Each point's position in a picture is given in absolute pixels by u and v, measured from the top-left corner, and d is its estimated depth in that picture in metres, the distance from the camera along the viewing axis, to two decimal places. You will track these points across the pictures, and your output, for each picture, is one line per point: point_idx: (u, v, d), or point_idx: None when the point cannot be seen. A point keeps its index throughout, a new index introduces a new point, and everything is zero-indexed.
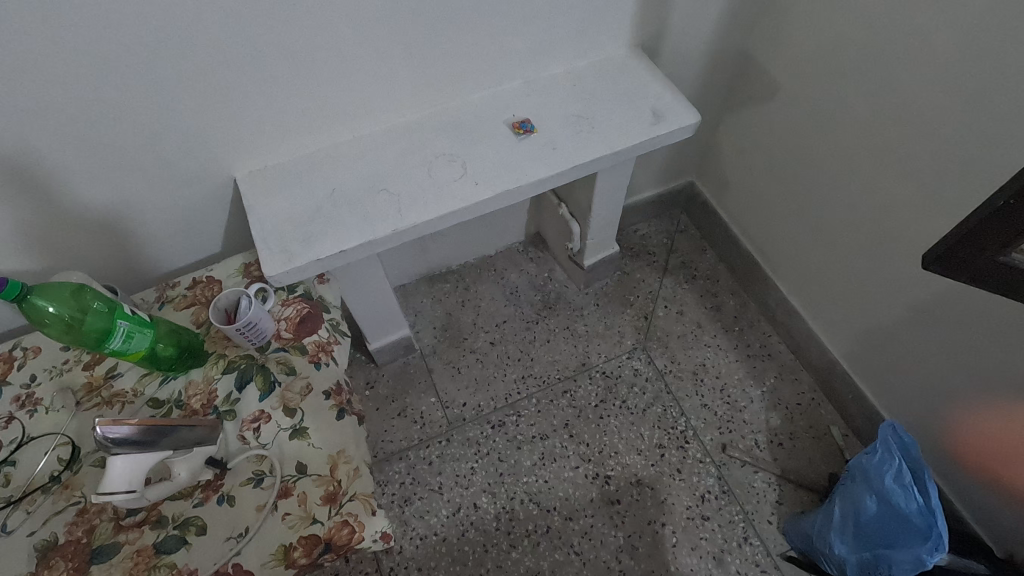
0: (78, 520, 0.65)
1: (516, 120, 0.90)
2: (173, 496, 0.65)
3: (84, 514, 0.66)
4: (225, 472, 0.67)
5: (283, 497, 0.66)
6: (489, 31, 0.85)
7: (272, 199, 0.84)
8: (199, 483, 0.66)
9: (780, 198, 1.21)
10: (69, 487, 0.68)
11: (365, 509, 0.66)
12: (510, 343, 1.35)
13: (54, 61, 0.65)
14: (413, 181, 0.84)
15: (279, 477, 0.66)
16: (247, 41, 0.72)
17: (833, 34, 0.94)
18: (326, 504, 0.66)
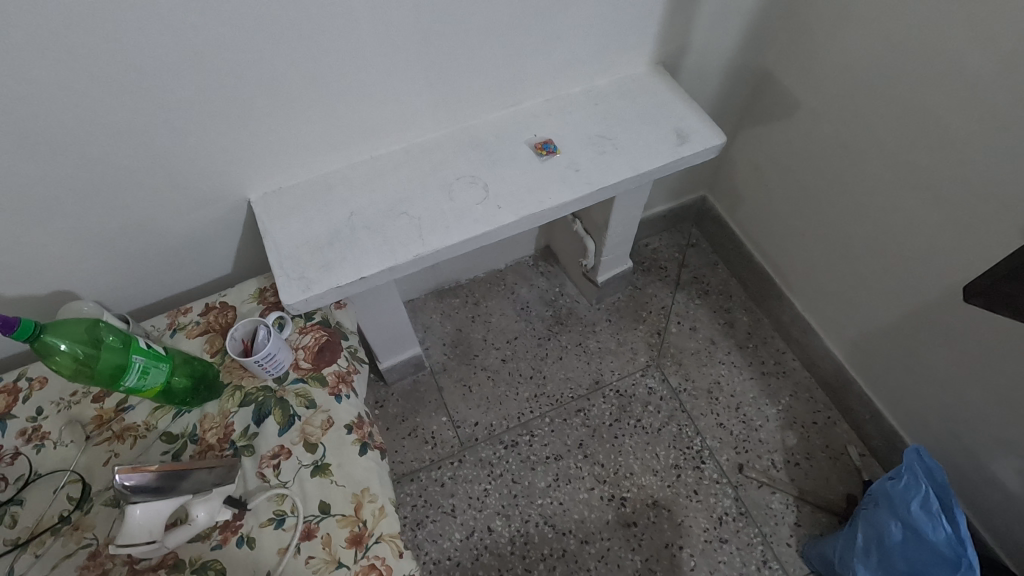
0: (89, 565, 0.62)
1: (537, 140, 0.88)
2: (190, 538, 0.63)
3: (95, 557, 0.63)
4: (245, 512, 0.65)
5: (306, 539, 0.63)
6: (511, 50, 0.83)
7: (288, 222, 0.81)
8: (217, 523, 0.63)
9: (796, 215, 1.19)
10: (79, 528, 0.65)
11: (392, 552, 0.64)
12: (522, 360, 1.33)
13: (58, 82, 0.61)
14: (433, 203, 0.82)
15: (302, 518, 0.64)
16: (263, 61, 0.69)
17: (856, 54, 0.93)
18: (351, 546, 0.63)
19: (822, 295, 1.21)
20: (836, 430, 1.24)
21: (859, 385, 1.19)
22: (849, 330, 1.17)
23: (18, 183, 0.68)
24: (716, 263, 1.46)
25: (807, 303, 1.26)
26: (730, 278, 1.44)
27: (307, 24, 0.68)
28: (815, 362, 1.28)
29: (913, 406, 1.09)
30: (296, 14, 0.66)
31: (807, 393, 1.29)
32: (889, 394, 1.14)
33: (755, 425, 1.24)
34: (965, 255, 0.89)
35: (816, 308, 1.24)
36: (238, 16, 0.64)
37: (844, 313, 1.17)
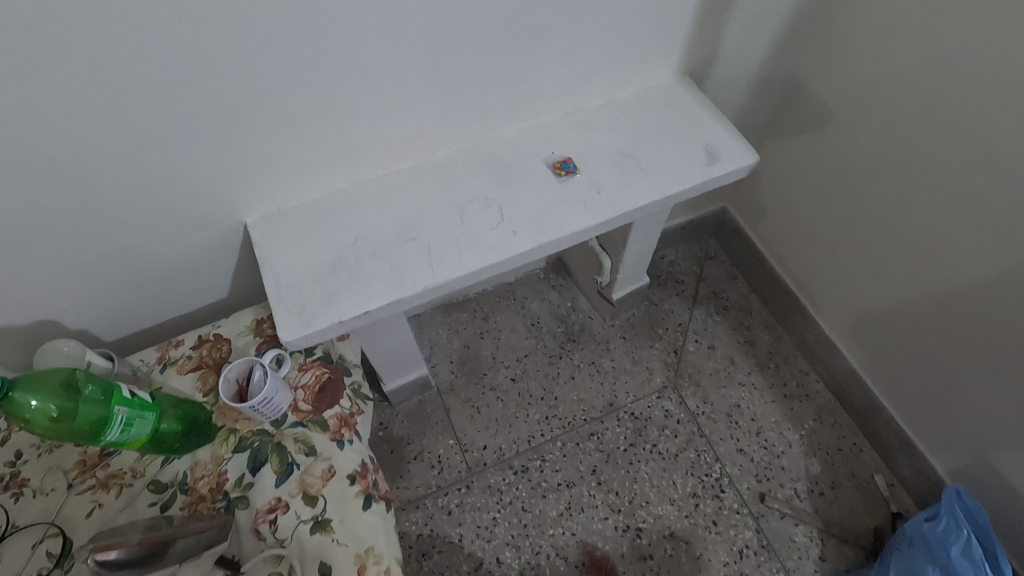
0: None
1: (556, 158, 0.82)
2: None
3: None
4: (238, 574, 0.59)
5: None
6: (530, 62, 0.76)
7: (288, 247, 0.75)
8: None
9: (826, 232, 1.12)
10: None
11: None
12: (533, 380, 1.27)
13: (30, 104, 0.55)
14: (443, 228, 0.75)
15: None
16: (256, 76, 0.63)
17: (898, 66, 0.86)
18: None
19: (851, 316, 1.15)
20: (863, 458, 1.18)
21: (889, 412, 1.13)
22: (879, 354, 1.11)
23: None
24: (735, 278, 1.40)
25: (833, 324, 1.20)
26: (751, 294, 1.37)
27: (303, 36, 0.61)
28: (841, 385, 1.22)
29: (948, 438, 1.03)
30: (290, 25, 0.60)
31: (832, 417, 1.23)
32: (922, 423, 1.08)
33: (777, 452, 1.19)
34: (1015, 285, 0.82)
35: (844, 329, 1.17)
36: (228, 28, 0.57)
37: (874, 337, 1.11)
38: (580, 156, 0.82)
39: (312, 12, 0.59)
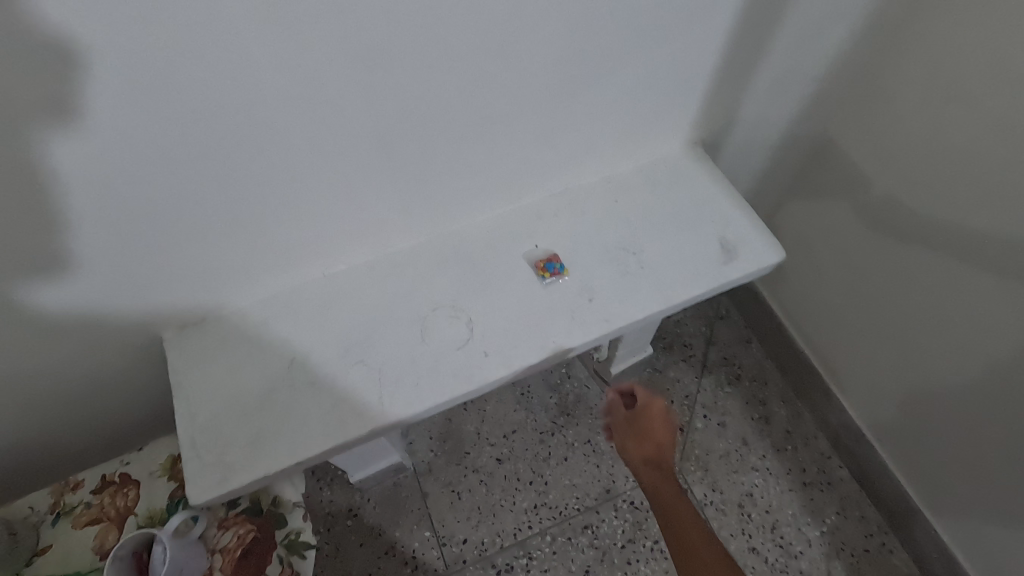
0: None
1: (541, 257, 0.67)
2: None
3: None
4: None
5: None
6: (507, 144, 0.62)
7: (209, 371, 0.61)
8: None
9: (855, 309, 0.98)
10: None
11: None
12: (520, 461, 1.14)
13: None
14: (399, 347, 0.62)
15: None
16: (150, 188, 0.49)
17: (951, 144, 0.71)
18: None
19: (882, 404, 1.00)
20: (892, 560, 1.04)
21: (924, 515, 0.99)
22: (915, 452, 0.97)
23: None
24: (749, 341, 1.25)
25: (861, 408, 1.05)
26: (766, 361, 1.23)
27: (206, 139, 0.48)
28: (868, 475, 1.08)
29: (994, 558, 0.89)
30: (186, 128, 0.46)
31: (857, 510, 1.09)
32: (963, 534, 0.93)
33: (795, 552, 1.05)
34: None
35: (873, 416, 1.03)
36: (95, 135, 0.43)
37: (909, 432, 0.97)
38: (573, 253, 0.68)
39: (213, 113, 0.46)
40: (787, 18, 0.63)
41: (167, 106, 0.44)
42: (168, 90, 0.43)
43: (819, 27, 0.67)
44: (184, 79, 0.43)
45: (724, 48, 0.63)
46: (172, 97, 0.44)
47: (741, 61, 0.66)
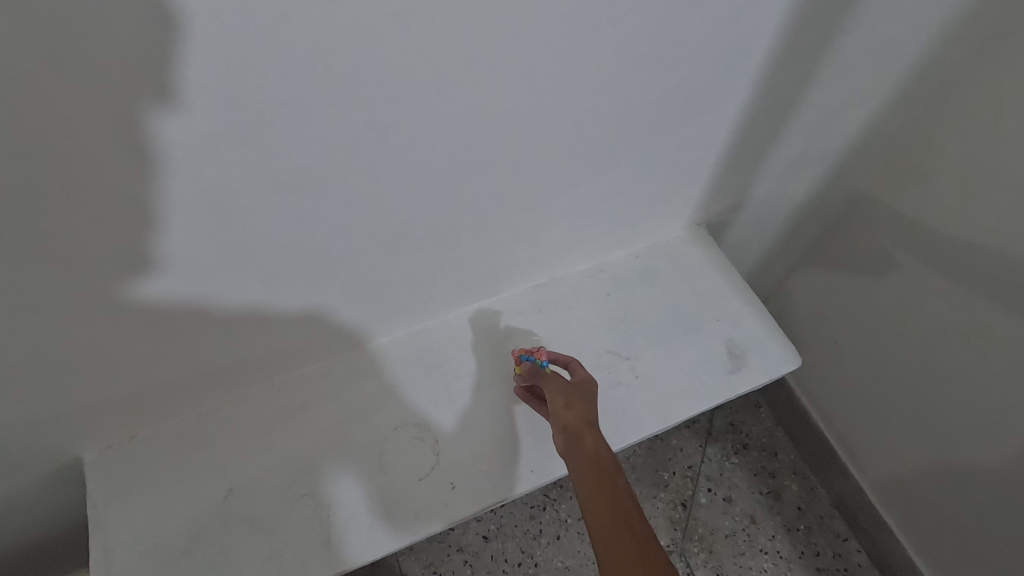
0: None
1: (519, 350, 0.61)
2: None
3: None
4: None
5: None
6: (483, 241, 0.55)
7: (139, 500, 0.54)
8: None
9: (875, 389, 0.89)
10: None
11: None
12: (509, 540, 1.05)
13: None
14: (359, 478, 0.56)
15: None
16: (47, 312, 0.41)
17: (1002, 231, 0.62)
18: None
19: (905, 493, 0.91)
20: None
21: None
22: (943, 549, 0.87)
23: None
24: (757, 406, 1.16)
25: (881, 492, 0.96)
26: (776, 428, 1.14)
27: (113, 258, 0.40)
28: (887, 564, 0.98)
29: None
30: (89, 247, 0.38)
31: None
32: None
33: None
34: None
35: (893, 503, 0.94)
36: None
37: (934, 526, 0.88)
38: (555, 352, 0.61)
39: (123, 232, 0.39)
40: (806, 98, 0.56)
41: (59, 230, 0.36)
42: (62, 213, 0.36)
43: (843, 102, 0.59)
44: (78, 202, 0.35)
45: (734, 131, 0.56)
46: (67, 220, 0.36)
47: (752, 143, 0.59)
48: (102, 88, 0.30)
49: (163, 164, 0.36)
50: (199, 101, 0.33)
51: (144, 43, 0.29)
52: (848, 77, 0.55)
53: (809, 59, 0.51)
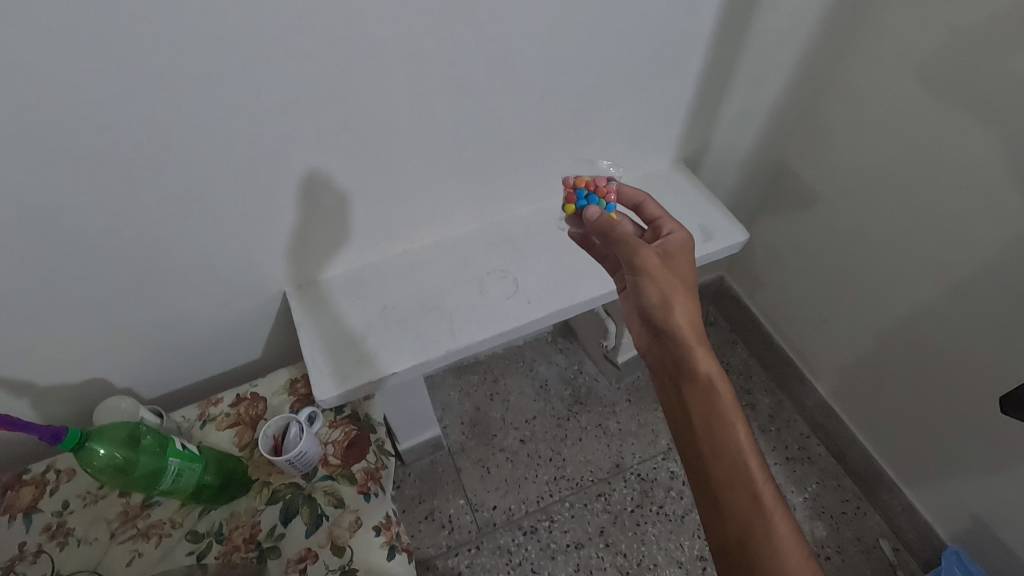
0: (143, 537, 0.70)
1: (569, 175, 0.77)
2: (237, 524, 0.70)
3: (151, 530, 0.70)
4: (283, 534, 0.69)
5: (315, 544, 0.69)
6: (545, 152, 0.87)
7: (324, 314, 0.83)
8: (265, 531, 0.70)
9: (814, 301, 1.20)
10: (144, 532, 0.70)
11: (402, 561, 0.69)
12: (541, 441, 1.31)
13: (122, 202, 0.64)
14: (466, 299, 0.84)
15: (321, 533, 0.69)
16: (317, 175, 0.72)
17: (872, 158, 0.94)
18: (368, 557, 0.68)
19: (847, 383, 1.19)
20: (867, 521, 1.20)
21: (889, 474, 1.15)
22: (875, 418, 1.15)
23: (59, 288, 0.69)
24: (735, 343, 1.46)
25: (829, 387, 1.24)
26: (750, 357, 1.44)
27: (357, 136, 0.70)
28: (840, 448, 1.25)
29: (946, 502, 1.05)
30: (345, 129, 0.69)
31: (835, 480, 1.25)
32: (920, 486, 1.10)
33: None
34: (991, 355, 0.87)
35: (839, 394, 1.22)
36: (294, 132, 0.66)
37: (867, 401, 1.15)
38: (616, 186, 0.76)
39: (365, 118, 0.69)
40: (739, 66, 0.90)
41: (333, 119, 0.67)
42: (337, 101, 0.65)
43: (762, 73, 0.94)
44: (351, 99, 0.66)
45: (696, 86, 0.90)
46: (338, 108, 0.66)
47: (709, 95, 0.93)
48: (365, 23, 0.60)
49: (355, 74, 0.64)
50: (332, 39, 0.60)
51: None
52: (762, 56, 0.91)
53: (737, 38, 0.85)
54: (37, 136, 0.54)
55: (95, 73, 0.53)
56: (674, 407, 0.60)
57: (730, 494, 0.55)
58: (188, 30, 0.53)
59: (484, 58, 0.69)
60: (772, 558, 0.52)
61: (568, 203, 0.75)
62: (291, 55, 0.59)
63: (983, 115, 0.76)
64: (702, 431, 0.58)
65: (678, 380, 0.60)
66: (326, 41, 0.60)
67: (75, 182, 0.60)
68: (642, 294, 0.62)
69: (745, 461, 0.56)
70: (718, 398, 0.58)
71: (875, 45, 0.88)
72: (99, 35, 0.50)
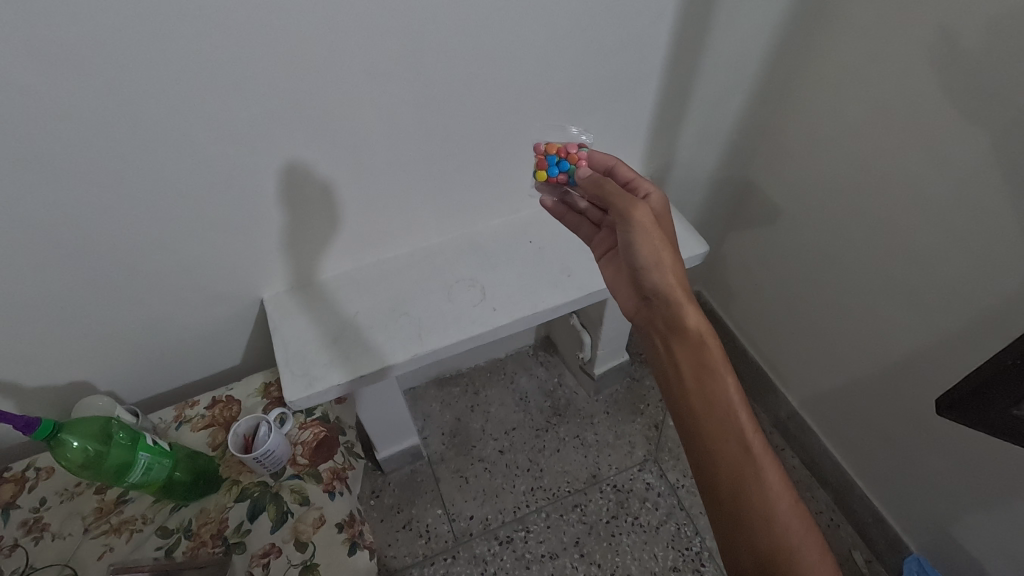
0: (115, 532, 0.72)
1: (541, 143, 0.84)
2: (208, 521, 0.73)
3: (122, 526, 0.73)
4: (251, 530, 0.72)
5: (282, 539, 0.72)
6: (512, 167, 0.91)
7: (298, 320, 0.87)
8: (235, 527, 0.72)
9: (782, 314, 1.23)
10: (116, 528, 0.73)
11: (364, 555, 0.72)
12: (520, 452, 1.33)
13: (104, 212, 0.68)
14: (434, 306, 0.88)
15: (288, 527, 0.72)
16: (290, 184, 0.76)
17: (827, 175, 0.98)
18: (331, 550, 0.72)
19: (816, 394, 1.21)
20: (840, 533, 1.21)
21: (858, 484, 1.17)
22: (844, 430, 1.16)
23: (43, 292, 0.73)
24: None
25: (801, 400, 1.26)
26: None
27: (325, 151, 0.75)
28: (813, 460, 1.27)
29: (913, 513, 1.07)
30: (315, 143, 0.73)
31: (808, 491, 1.27)
32: (889, 497, 1.11)
33: None
34: (943, 366, 0.89)
35: (808, 404, 1.24)
36: (264, 146, 0.71)
37: (834, 411, 1.17)
38: (586, 152, 0.79)
39: (333, 133, 0.73)
40: (697, 87, 0.95)
41: (300, 135, 0.71)
42: (304, 117, 0.70)
43: (720, 94, 0.99)
44: (316, 116, 0.71)
45: (655, 105, 0.95)
46: (305, 123, 0.70)
47: (670, 113, 0.98)
48: (329, 47, 0.65)
49: (323, 93, 0.69)
50: (297, 62, 0.64)
51: (327, 27, 0.63)
52: (718, 78, 0.96)
53: (693, 61, 0.91)
54: (24, 147, 0.59)
55: (73, 91, 0.57)
56: (664, 363, 0.62)
57: (720, 445, 0.56)
58: (164, 53, 0.58)
59: (447, 77, 0.74)
60: (762, 503, 0.54)
61: (540, 169, 0.82)
62: (260, 75, 0.64)
63: (922, 135, 0.80)
64: (692, 386, 0.59)
65: (668, 337, 0.62)
66: (293, 61, 0.64)
67: (60, 191, 0.64)
68: (635, 252, 0.64)
69: (735, 412, 0.57)
70: (707, 353, 0.59)
71: (822, 67, 0.93)
72: (83, 56, 0.55)
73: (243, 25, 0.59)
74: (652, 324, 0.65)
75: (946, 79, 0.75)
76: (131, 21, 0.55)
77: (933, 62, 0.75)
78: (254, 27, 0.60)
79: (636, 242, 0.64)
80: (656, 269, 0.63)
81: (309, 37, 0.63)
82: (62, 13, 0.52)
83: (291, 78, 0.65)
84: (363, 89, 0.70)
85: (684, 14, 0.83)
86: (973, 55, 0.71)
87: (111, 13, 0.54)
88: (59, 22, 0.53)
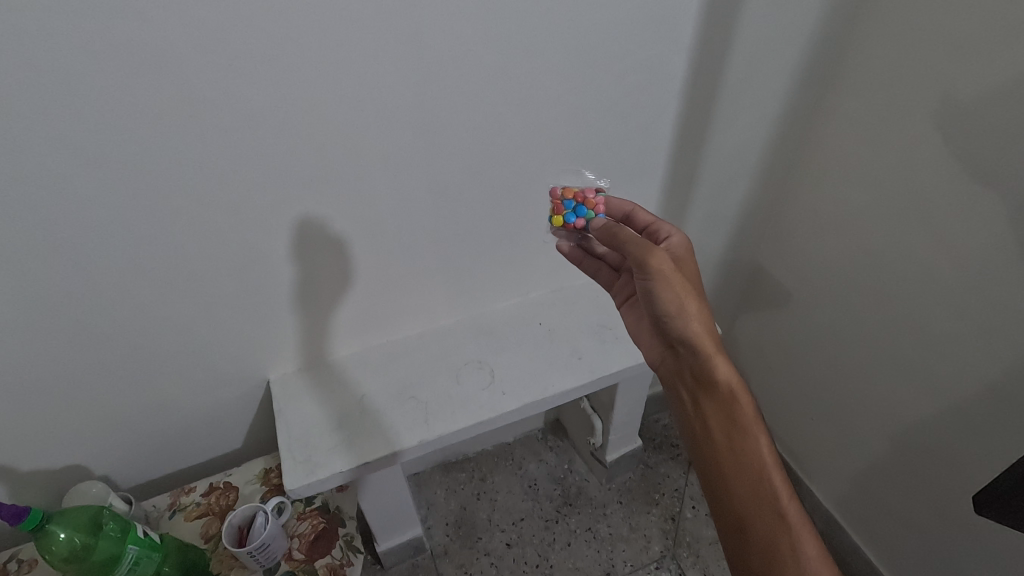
0: None
1: (557, 187, 0.82)
2: None
3: None
4: None
5: None
6: (523, 249, 0.93)
7: (303, 403, 0.85)
8: None
9: (797, 397, 1.19)
10: None
11: None
12: (528, 545, 1.25)
13: (123, 292, 0.70)
14: (442, 388, 0.86)
15: None
16: (305, 267, 0.78)
17: (835, 258, 0.99)
18: None
19: (840, 485, 1.15)
20: None
21: None
22: (873, 525, 1.09)
23: (52, 371, 0.73)
24: None
25: (825, 491, 1.20)
26: None
27: (341, 236, 0.77)
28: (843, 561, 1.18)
29: None
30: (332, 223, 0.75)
31: None
32: None
33: None
34: (975, 456, 0.84)
35: (835, 497, 1.18)
36: (280, 227, 0.73)
37: (862, 505, 1.11)
38: (604, 198, 0.80)
39: (348, 218, 0.76)
40: (700, 175, 0.99)
41: (317, 219, 0.74)
42: (321, 201, 0.73)
43: (723, 181, 1.02)
44: (335, 203, 0.74)
45: (662, 192, 0.98)
46: (322, 207, 0.73)
47: (676, 200, 1.01)
48: (354, 138, 0.69)
49: (341, 178, 0.72)
50: (321, 150, 0.68)
51: (351, 120, 0.68)
52: (721, 167, 0.99)
53: (695, 151, 0.94)
54: (51, 229, 0.61)
55: (104, 176, 0.60)
56: (692, 420, 0.59)
57: (755, 521, 0.54)
58: (191, 141, 0.62)
59: (461, 165, 0.78)
60: None
61: (558, 215, 0.81)
62: (284, 161, 0.68)
63: (928, 220, 0.82)
64: (724, 447, 0.56)
65: (696, 392, 0.60)
66: (316, 149, 0.68)
67: (80, 271, 0.66)
68: (655, 302, 0.61)
69: (769, 479, 0.54)
70: (738, 410, 0.57)
71: (825, 157, 0.97)
72: (117, 144, 0.59)
73: (267, 115, 0.63)
74: (679, 375, 0.62)
75: (947, 168, 0.77)
76: (166, 112, 0.59)
77: (936, 153, 0.78)
78: (281, 119, 0.64)
79: (656, 293, 0.61)
80: (681, 317, 0.60)
81: (331, 125, 0.67)
82: (103, 105, 0.56)
83: (313, 165, 0.69)
84: (382, 174, 0.74)
85: (686, 109, 0.87)
86: (971, 148, 0.74)
87: (149, 105, 0.58)
88: (94, 113, 0.56)
